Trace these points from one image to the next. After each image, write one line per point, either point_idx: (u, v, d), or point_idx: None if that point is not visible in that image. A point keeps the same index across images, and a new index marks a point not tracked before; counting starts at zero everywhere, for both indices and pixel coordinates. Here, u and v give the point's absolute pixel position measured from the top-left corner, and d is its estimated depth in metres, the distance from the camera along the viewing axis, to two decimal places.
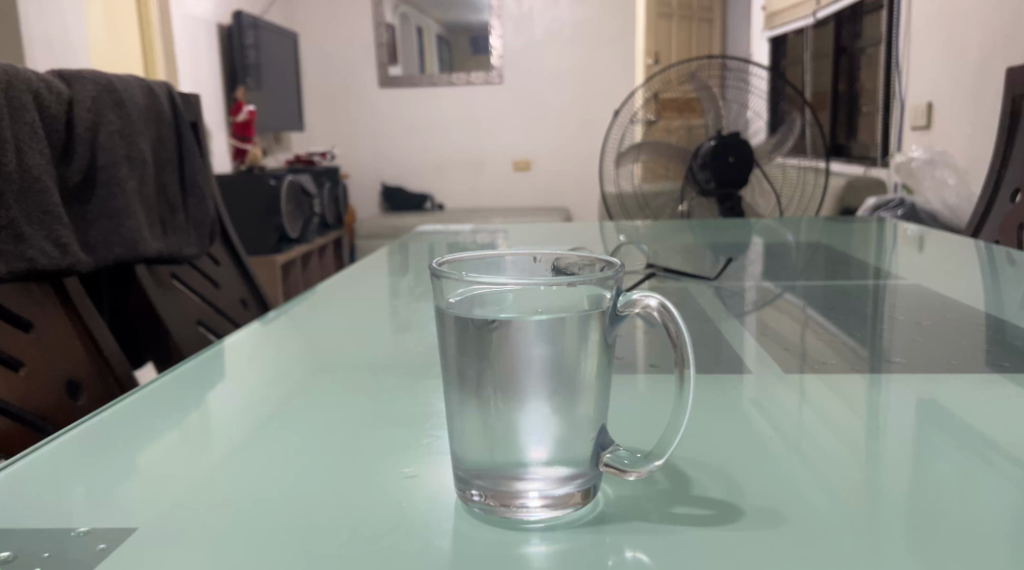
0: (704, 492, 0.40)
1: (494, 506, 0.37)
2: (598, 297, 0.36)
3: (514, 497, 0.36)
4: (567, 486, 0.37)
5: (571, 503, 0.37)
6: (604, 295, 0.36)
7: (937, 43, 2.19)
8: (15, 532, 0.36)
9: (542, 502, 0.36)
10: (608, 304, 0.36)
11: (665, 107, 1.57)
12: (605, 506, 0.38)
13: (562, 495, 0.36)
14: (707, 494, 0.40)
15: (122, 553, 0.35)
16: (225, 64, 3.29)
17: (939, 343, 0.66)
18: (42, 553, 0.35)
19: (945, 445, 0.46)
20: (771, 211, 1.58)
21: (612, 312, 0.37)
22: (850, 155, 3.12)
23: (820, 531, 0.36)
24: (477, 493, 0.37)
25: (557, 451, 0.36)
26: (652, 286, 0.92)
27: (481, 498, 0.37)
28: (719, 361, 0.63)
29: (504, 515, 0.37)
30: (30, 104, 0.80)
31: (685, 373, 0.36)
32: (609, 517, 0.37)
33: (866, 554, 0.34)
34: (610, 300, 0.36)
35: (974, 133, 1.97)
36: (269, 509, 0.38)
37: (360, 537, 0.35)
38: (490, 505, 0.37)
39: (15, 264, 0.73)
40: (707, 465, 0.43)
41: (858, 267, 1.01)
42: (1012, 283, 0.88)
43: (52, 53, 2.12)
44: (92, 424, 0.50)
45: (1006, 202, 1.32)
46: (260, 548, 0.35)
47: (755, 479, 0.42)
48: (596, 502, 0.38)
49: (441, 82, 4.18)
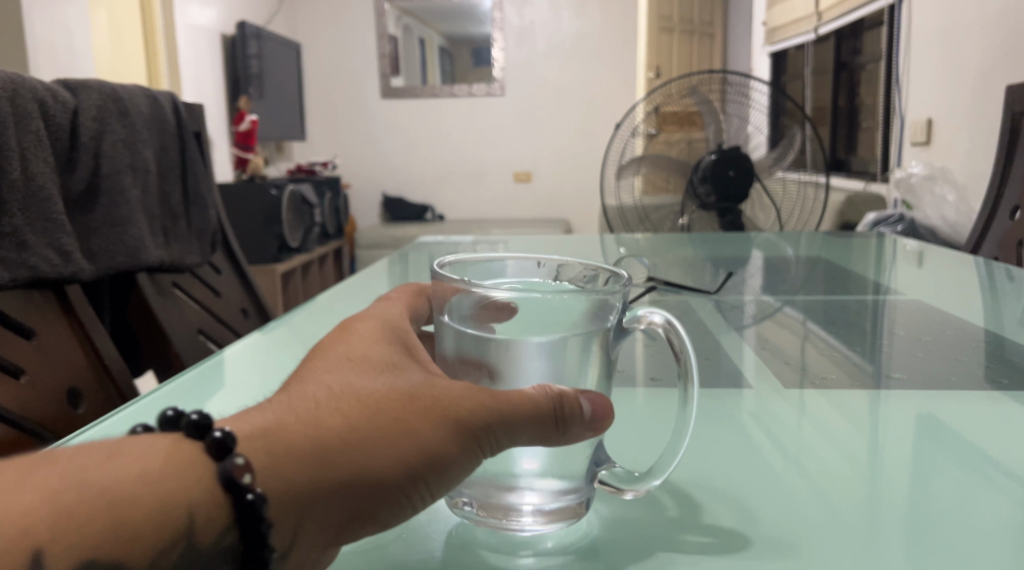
0: (715, 521, 0.39)
1: (484, 516, 0.38)
2: (604, 313, 0.37)
3: (505, 509, 0.37)
4: (561, 500, 0.37)
5: (565, 518, 0.38)
6: (610, 313, 0.37)
7: (936, 59, 2.21)
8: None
9: (535, 516, 0.37)
10: (613, 321, 0.38)
11: (665, 121, 1.57)
12: (596, 530, 0.39)
13: (556, 508, 0.37)
14: (717, 523, 0.39)
15: None
16: (228, 75, 3.31)
17: (938, 358, 0.67)
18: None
19: (944, 460, 0.46)
20: (772, 224, 1.59)
21: (617, 328, 0.38)
22: (850, 169, 3.13)
23: (826, 554, 0.36)
24: (467, 503, 0.38)
25: (549, 465, 0.37)
26: (652, 299, 0.93)
27: (471, 507, 0.38)
28: (720, 374, 0.63)
29: (494, 525, 0.38)
30: (36, 113, 0.81)
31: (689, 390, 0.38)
32: (604, 547, 0.37)
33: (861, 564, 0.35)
34: (616, 317, 0.38)
35: (974, 149, 1.97)
36: None
37: (363, 548, 0.38)
38: (480, 514, 0.38)
39: (18, 272, 0.74)
40: (712, 487, 0.42)
41: (857, 281, 1.01)
42: (1012, 299, 0.88)
43: (56, 62, 2.13)
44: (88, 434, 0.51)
45: (1006, 218, 1.33)
46: None
47: (762, 502, 0.41)
48: (586, 524, 0.39)
49: (443, 93, 4.20)
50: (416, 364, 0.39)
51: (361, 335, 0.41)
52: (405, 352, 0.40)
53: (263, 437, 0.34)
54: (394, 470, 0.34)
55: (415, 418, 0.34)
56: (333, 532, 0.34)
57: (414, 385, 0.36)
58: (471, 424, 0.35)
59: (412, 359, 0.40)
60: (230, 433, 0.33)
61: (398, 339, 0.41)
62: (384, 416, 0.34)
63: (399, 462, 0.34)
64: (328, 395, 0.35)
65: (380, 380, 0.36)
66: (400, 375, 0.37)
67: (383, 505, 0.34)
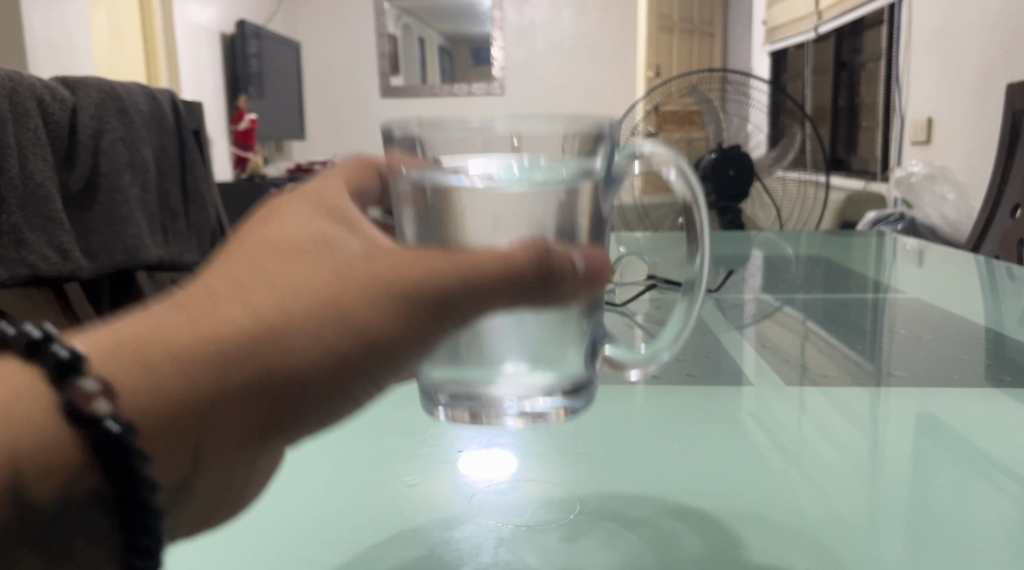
0: (744, 542, 0.37)
1: (460, 416, 0.37)
2: (591, 158, 0.37)
3: (485, 411, 0.36)
4: (546, 402, 0.36)
5: (553, 417, 0.37)
6: (594, 159, 0.37)
7: (936, 59, 2.21)
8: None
9: (520, 417, 0.36)
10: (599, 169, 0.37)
11: (665, 120, 1.53)
12: (578, 514, 0.40)
13: (539, 410, 0.36)
14: (746, 546, 0.36)
15: None
16: (227, 74, 3.30)
17: (939, 357, 0.67)
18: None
19: (945, 459, 0.45)
20: (771, 223, 1.61)
21: (604, 176, 0.38)
22: (850, 168, 3.13)
23: (833, 558, 0.35)
24: (444, 408, 0.37)
25: (537, 359, 0.36)
26: (653, 299, 0.94)
27: (448, 411, 0.37)
28: (720, 372, 0.63)
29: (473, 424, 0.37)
30: (34, 111, 0.80)
31: (692, 260, 0.45)
32: (597, 538, 0.37)
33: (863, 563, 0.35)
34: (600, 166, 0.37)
35: (974, 148, 1.97)
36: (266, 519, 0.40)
37: (360, 545, 0.37)
38: (456, 416, 0.37)
39: (17, 270, 0.75)
40: (727, 502, 0.40)
41: (857, 280, 1.01)
42: (1013, 298, 0.88)
43: (55, 61, 2.13)
44: None
45: (1006, 217, 1.33)
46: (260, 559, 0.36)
47: (779, 515, 0.39)
48: (571, 511, 0.40)
49: (442, 92, 4.15)
50: (348, 215, 0.35)
51: (283, 196, 0.37)
52: (335, 204, 0.36)
53: (136, 342, 0.30)
54: (317, 357, 0.32)
55: (344, 298, 0.32)
56: (246, 439, 0.33)
57: (345, 257, 0.33)
58: (413, 298, 0.33)
59: (341, 208, 0.36)
60: (80, 354, 0.29)
61: (325, 192, 0.37)
62: (300, 299, 0.32)
63: (320, 361, 0.32)
64: (237, 273, 0.32)
65: (294, 251, 0.33)
66: (324, 250, 0.33)
67: (306, 396, 0.33)
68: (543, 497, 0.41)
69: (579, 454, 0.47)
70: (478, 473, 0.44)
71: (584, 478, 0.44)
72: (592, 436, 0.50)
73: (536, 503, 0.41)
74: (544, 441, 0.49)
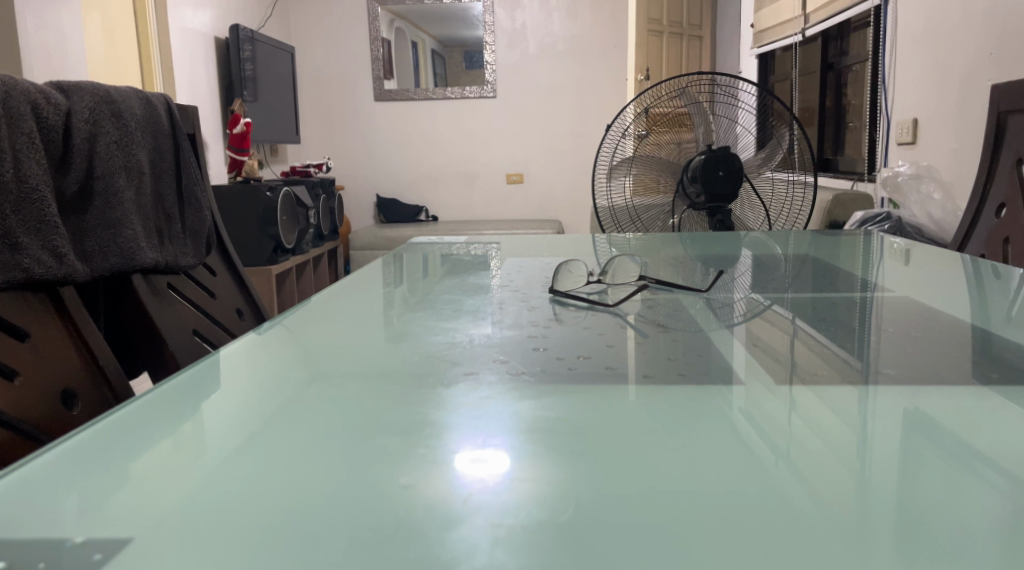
0: (731, 542, 0.38)
1: None
2: None
3: None
4: None
5: None
6: None
7: (920, 59, 2.24)
8: (8, 542, 0.39)
9: None
10: None
11: (656, 122, 1.57)
12: (569, 515, 0.40)
13: None
14: (733, 546, 0.37)
15: (118, 562, 0.38)
16: (221, 78, 3.31)
17: (927, 353, 0.69)
18: (38, 562, 0.38)
19: (933, 455, 0.47)
20: (761, 223, 1.61)
21: None
22: (837, 169, 3.18)
23: (813, 548, 0.37)
24: None
25: None
26: (644, 298, 0.95)
27: None
28: (709, 371, 0.65)
29: None
30: (29, 115, 0.81)
31: None
32: (585, 537, 0.38)
33: (852, 560, 0.36)
34: None
35: (960, 149, 2.00)
36: (261, 518, 0.41)
37: (359, 542, 0.38)
38: None
39: (12, 273, 0.75)
40: (711, 502, 0.41)
41: (845, 278, 1.03)
42: (998, 295, 0.90)
43: (51, 64, 2.14)
44: (82, 437, 0.52)
45: (992, 216, 1.37)
46: (253, 560, 0.37)
47: (764, 512, 0.40)
48: (563, 512, 0.40)
49: (435, 96, 4.22)
50: None
51: None
52: None
53: None
54: None
55: None
56: None
57: None
58: None
59: None
60: None
61: None
62: None
63: None
64: None
65: None
66: None
67: None
68: (537, 495, 0.42)
69: (572, 452, 0.48)
70: (475, 472, 0.45)
71: (578, 476, 0.45)
72: (584, 434, 0.51)
73: (530, 501, 0.42)
74: (536, 441, 0.50)
